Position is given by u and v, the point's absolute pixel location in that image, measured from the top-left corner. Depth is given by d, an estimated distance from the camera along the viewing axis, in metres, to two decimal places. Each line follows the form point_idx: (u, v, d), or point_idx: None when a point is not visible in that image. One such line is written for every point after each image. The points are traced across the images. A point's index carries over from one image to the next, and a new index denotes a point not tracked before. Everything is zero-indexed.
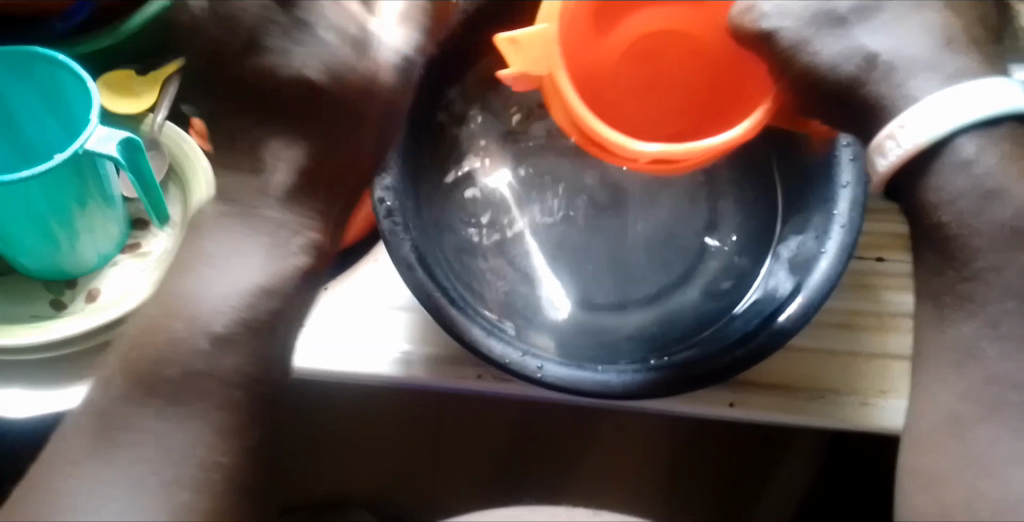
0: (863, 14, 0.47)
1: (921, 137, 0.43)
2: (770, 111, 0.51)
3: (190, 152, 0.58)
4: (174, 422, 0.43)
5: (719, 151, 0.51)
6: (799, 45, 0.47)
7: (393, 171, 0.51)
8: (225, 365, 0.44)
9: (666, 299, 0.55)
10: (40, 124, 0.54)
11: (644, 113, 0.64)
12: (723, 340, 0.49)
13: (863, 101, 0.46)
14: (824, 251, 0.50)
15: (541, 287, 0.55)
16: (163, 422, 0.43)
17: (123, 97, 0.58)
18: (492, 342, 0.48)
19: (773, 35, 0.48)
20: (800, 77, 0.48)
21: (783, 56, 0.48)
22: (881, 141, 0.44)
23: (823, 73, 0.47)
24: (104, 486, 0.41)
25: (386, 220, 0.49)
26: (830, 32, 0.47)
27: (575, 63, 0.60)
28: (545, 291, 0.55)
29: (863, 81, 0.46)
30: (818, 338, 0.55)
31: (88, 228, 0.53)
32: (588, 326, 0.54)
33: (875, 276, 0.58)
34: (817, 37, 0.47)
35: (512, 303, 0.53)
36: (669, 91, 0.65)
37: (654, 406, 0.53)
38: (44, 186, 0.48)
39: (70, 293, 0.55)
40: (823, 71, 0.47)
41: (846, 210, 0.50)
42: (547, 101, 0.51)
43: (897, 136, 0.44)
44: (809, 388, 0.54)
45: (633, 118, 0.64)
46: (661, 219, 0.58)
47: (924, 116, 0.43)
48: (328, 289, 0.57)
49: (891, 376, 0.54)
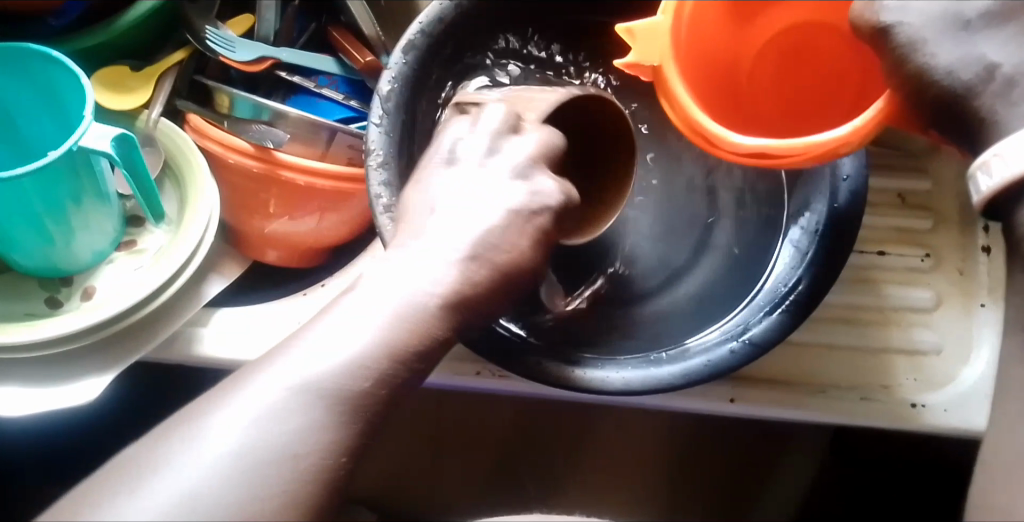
0: (988, 21, 0.44)
1: (1014, 169, 0.38)
2: (884, 112, 0.45)
3: (185, 146, 0.57)
4: (250, 431, 0.36)
5: (833, 152, 0.44)
6: (912, 45, 0.44)
7: (388, 165, 0.49)
8: (324, 397, 0.37)
9: (666, 293, 0.55)
10: (36, 121, 0.54)
11: (760, 109, 0.58)
12: (722, 336, 0.48)
13: (973, 114, 0.43)
14: (823, 244, 0.49)
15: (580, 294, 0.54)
16: (241, 428, 0.37)
17: (118, 93, 0.58)
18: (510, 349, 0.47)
19: (890, 29, 0.44)
20: (909, 82, 0.44)
21: (896, 56, 0.45)
22: (981, 163, 0.40)
23: (932, 78, 0.43)
24: (156, 480, 0.35)
25: (383, 217, 0.47)
26: (950, 35, 0.44)
27: (711, 51, 0.56)
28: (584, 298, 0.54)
29: (976, 93, 0.43)
30: (818, 333, 0.55)
31: (83, 225, 0.53)
32: (586, 321, 0.53)
33: (876, 270, 0.57)
34: (934, 40, 0.44)
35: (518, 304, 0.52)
36: (798, 86, 0.58)
37: (655, 402, 0.53)
38: (39, 182, 0.48)
39: (66, 291, 0.55)
40: (933, 75, 0.43)
41: (846, 201, 0.49)
42: (658, 97, 0.49)
43: (989, 166, 0.39)
44: (808, 384, 0.53)
45: (745, 113, 0.58)
46: (675, 220, 0.57)
47: (1021, 146, 0.39)
48: (324, 284, 0.58)
49: (892, 372, 0.54)
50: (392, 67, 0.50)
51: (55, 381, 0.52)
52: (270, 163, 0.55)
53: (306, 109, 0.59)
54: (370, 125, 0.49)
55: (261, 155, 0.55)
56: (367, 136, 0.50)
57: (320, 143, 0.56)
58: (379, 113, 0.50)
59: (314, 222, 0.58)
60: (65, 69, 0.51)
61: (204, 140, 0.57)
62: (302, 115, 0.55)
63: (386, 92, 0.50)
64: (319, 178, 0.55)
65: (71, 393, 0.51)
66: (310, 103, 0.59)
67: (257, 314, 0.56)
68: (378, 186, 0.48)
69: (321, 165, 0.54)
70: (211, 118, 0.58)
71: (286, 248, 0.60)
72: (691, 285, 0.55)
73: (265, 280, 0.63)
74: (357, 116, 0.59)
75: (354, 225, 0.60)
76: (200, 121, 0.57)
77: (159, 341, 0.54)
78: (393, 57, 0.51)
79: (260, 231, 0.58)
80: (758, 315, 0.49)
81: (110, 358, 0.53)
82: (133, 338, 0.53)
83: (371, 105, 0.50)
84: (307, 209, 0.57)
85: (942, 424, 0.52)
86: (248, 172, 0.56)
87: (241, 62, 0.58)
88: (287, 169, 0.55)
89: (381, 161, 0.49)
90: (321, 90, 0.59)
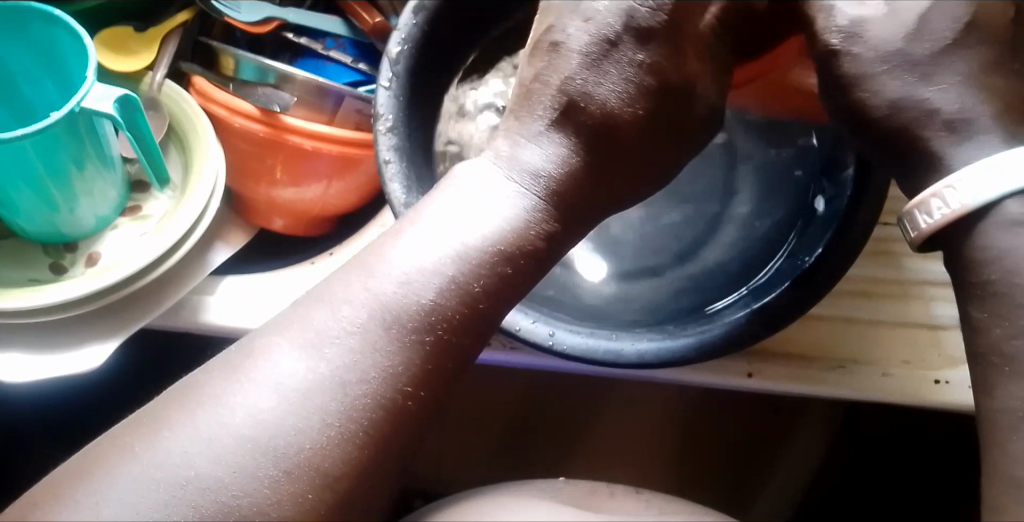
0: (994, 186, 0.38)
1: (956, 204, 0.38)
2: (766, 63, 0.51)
3: (190, 109, 0.55)
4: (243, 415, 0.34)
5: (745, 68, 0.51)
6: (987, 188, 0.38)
7: (397, 130, 0.48)
8: (342, 370, 0.35)
9: (693, 260, 0.53)
10: (38, 85, 0.53)
11: None
12: (739, 309, 0.47)
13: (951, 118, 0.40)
14: (849, 216, 0.48)
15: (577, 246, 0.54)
16: (238, 404, 0.35)
17: (121, 54, 0.57)
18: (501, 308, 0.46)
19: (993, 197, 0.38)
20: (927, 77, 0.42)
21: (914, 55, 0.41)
22: (924, 199, 0.39)
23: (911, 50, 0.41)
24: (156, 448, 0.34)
25: (392, 182, 0.46)
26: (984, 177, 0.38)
27: None
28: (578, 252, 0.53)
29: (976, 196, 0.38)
30: (837, 306, 0.53)
31: (85, 191, 0.51)
32: (618, 290, 0.52)
33: (900, 243, 0.55)
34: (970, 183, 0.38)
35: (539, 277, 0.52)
36: None
37: (667, 376, 0.51)
38: (37, 146, 0.46)
39: (70, 258, 0.54)
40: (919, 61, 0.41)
41: (871, 172, 0.48)
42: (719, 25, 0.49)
43: (942, 196, 0.39)
44: (829, 358, 0.52)
45: None
46: None
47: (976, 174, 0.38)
48: (334, 253, 0.57)
49: (912, 346, 0.52)
50: (401, 29, 0.49)
51: (61, 348, 0.51)
52: (275, 127, 0.54)
53: (312, 73, 0.57)
54: (379, 88, 0.48)
55: (267, 119, 0.54)
56: (375, 100, 0.48)
57: (327, 108, 0.55)
58: (388, 76, 0.48)
59: (320, 189, 0.57)
60: (66, 28, 0.49)
61: (209, 103, 0.56)
62: (309, 77, 0.53)
63: (395, 55, 0.48)
64: (326, 143, 0.54)
65: (73, 361, 0.50)
66: (317, 66, 0.58)
67: (259, 285, 0.55)
68: (386, 150, 0.47)
69: (329, 129, 0.53)
70: (216, 81, 0.57)
71: (291, 216, 0.58)
72: (714, 250, 0.53)
73: (270, 249, 0.62)
74: (363, 80, 0.57)
75: (362, 193, 0.58)
76: (206, 85, 0.55)
77: (166, 308, 0.53)
78: (402, 17, 0.49)
79: (266, 198, 0.57)
80: (778, 289, 0.47)
81: (110, 327, 0.52)
82: (139, 305, 0.52)
83: (380, 68, 0.48)
84: (313, 176, 0.56)
85: (962, 401, 0.51)
86: (254, 137, 0.54)
87: (247, 23, 0.56)
88: (293, 133, 0.53)
89: (389, 127, 0.47)
90: (328, 53, 0.57)
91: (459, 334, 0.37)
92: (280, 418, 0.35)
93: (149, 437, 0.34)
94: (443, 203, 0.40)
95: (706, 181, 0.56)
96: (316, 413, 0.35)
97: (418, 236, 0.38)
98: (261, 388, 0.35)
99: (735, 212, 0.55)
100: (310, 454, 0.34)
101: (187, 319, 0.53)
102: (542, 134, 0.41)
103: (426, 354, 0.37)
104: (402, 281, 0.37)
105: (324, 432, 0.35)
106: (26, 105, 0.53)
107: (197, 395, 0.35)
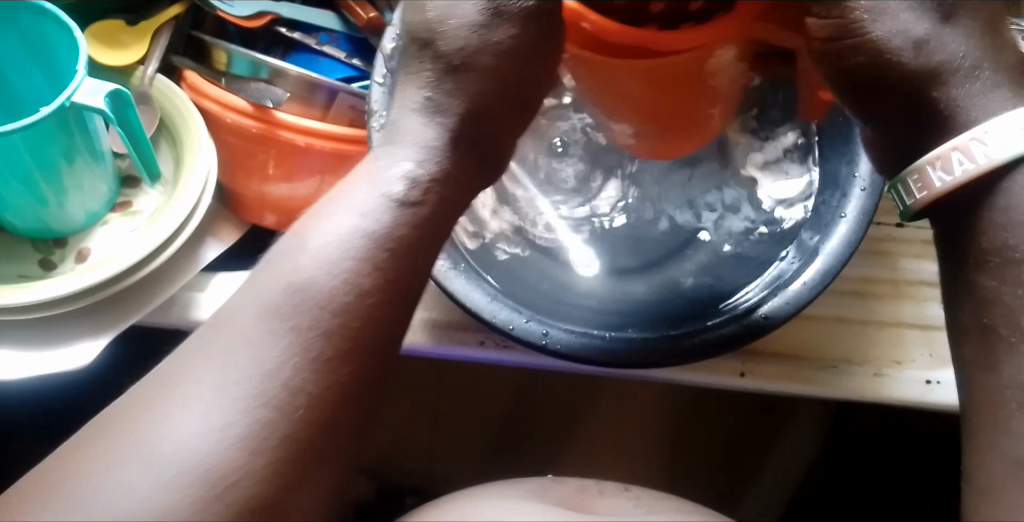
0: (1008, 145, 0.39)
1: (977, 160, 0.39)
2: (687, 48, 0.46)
3: (181, 104, 0.55)
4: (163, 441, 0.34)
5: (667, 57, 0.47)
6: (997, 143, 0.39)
7: None
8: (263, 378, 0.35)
9: (689, 259, 0.53)
10: (28, 79, 0.52)
11: None
12: (733, 308, 0.47)
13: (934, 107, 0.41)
14: (842, 216, 0.49)
15: (571, 246, 0.53)
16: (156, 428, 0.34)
17: (112, 48, 0.56)
18: (495, 307, 0.46)
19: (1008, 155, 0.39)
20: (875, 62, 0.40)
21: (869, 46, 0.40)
22: (945, 153, 0.40)
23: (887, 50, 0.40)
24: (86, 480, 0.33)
25: None
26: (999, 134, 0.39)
27: None
28: (572, 250, 0.53)
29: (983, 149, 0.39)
30: (830, 306, 0.53)
31: (75, 185, 0.51)
32: (611, 287, 0.52)
33: (893, 243, 0.56)
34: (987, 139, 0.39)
35: (532, 275, 0.51)
36: None
37: (661, 376, 0.51)
38: (27, 139, 0.46)
39: (60, 253, 0.53)
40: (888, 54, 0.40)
41: (866, 173, 0.50)
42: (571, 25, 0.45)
43: (965, 150, 0.39)
44: (822, 358, 0.52)
45: None
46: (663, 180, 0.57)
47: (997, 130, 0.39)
48: None
49: (905, 346, 0.52)
50: (395, 25, 0.49)
51: (51, 345, 0.50)
52: (268, 122, 0.53)
53: (305, 67, 0.57)
54: (373, 85, 0.48)
55: (260, 115, 0.53)
56: (369, 96, 0.48)
57: (320, 104, 0.54)
58: (382, 72, 0.48)
59: (314, 185, 0.56)
60: (56, 21, 0.49)
61: (200, 98, 0.55)
62: (302, 72, 0.53)
63: (390, 51, 0.49)
64: (318, 139, 0.53)
65: (63, 359, 0.50)
66: (311, 61, 0.57)
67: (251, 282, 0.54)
68: None
69: (321, 126, 0.53)
70: (208, 75, 0.56)
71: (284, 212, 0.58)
72: (709, 249, 0.53)
73: (263, 245, 0.62)
74: (357, 76, 0.57)
75: None
76: (196, 79, 0.55)
77: (157, 304, 0.52)
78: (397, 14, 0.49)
79: (256, 194, 0.56)
80: (773, 288, 0.47)
81: (101, 323, 0.51)
82: (130, 300, 0.52)
83: (375, 64, 0.48)
84: (306, 171, 0.55)
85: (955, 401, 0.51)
86: (246, 133, 0.54)
87: (239, 18, 0.56)
88: (284, 128, 0.53)
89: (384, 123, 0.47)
90: (322, 48, 0.57)
91: (373, 305, 0.38)
92: (210, 432, 0.34)
93: (79, 475, 0.33)
94: (357, 180, 0.41)
95: (701, 179, 0.56)
96: (241, 420, 0.34)
97: (316, 223, 0.39)
98: (190, 410, 0.34)
99: (729, 212, 0.55)
100: (238, 457, 0.34)
101: (177, 316, 0.53)
102: (422, 118, 0.43)
103: (338, 340, 0.37)
104: (303, 276, 0.37)
105: (254, 438, 0.34)
106: (15, 98, 0.53)
107: (117, 422, 0.35)
